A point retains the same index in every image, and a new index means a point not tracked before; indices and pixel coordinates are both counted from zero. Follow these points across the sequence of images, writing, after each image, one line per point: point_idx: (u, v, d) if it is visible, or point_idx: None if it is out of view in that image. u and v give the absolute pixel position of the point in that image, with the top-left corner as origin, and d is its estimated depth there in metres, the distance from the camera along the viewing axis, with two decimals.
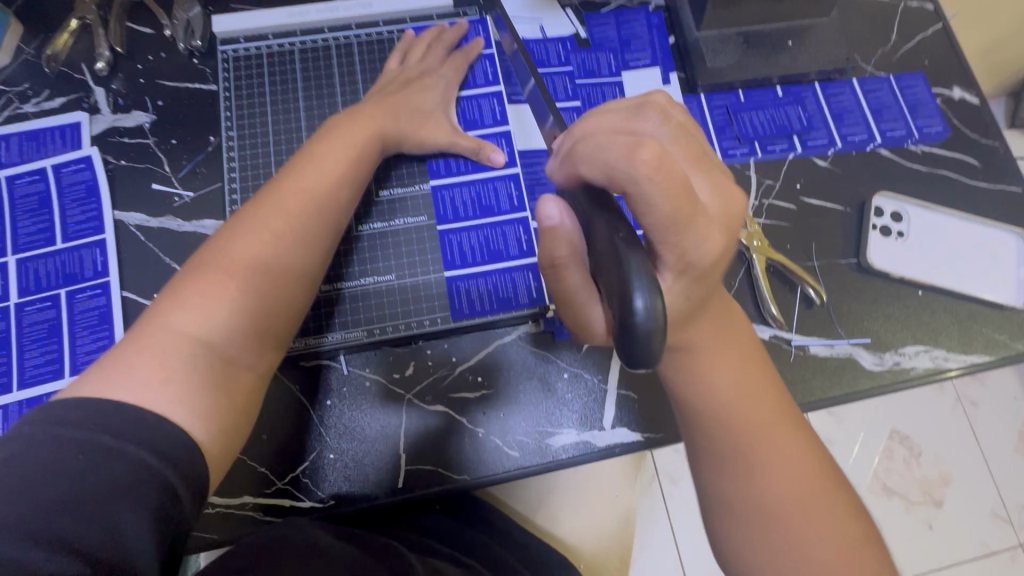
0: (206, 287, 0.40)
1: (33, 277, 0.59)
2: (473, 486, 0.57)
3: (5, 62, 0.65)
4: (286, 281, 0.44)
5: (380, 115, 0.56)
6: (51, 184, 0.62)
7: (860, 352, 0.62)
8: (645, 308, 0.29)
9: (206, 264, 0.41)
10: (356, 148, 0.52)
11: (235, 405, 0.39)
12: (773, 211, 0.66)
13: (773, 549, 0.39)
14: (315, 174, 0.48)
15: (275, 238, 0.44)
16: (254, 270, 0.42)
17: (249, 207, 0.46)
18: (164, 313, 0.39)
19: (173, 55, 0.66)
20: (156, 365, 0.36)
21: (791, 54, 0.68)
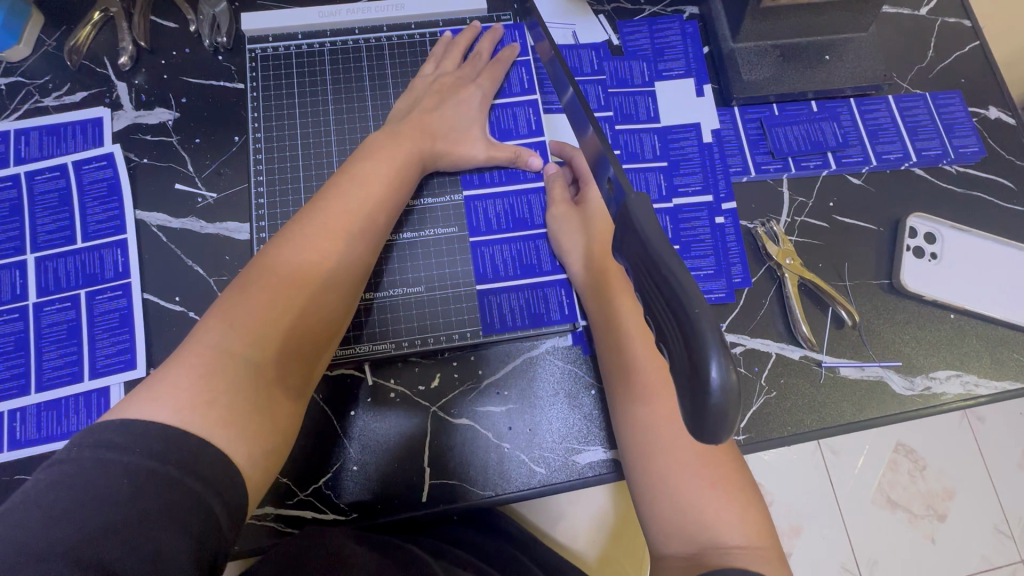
0: (252, 307, 0.43)
1: (53, 277, 0.57)
2: (495, 502, 0.56)
3: (26, 54, 0.63)
4: (321, 306, 0.47)
5: (417, 139, 0.57)
6: (71, 180, 0.60)
7: (891, 375, 0.61)
8: (722, 381, 0.24)
9: (252, 283, 0.45)
10: (391, 174, 0.54)
11: (270, 429, 0.41)
12: (805, 228, 0.65)
13: (687, 520, 0.42)
14: (350, 201, 0.50)
15: (312, 264, 0.47)
16: (295, 296, 0.45)
17: (289, 231, 0.48)
18: (212, 331, 0.42)
19: (198, 51, 0.64)
20: (202, 389, 0.38)
21: (828, 69, 0.67)
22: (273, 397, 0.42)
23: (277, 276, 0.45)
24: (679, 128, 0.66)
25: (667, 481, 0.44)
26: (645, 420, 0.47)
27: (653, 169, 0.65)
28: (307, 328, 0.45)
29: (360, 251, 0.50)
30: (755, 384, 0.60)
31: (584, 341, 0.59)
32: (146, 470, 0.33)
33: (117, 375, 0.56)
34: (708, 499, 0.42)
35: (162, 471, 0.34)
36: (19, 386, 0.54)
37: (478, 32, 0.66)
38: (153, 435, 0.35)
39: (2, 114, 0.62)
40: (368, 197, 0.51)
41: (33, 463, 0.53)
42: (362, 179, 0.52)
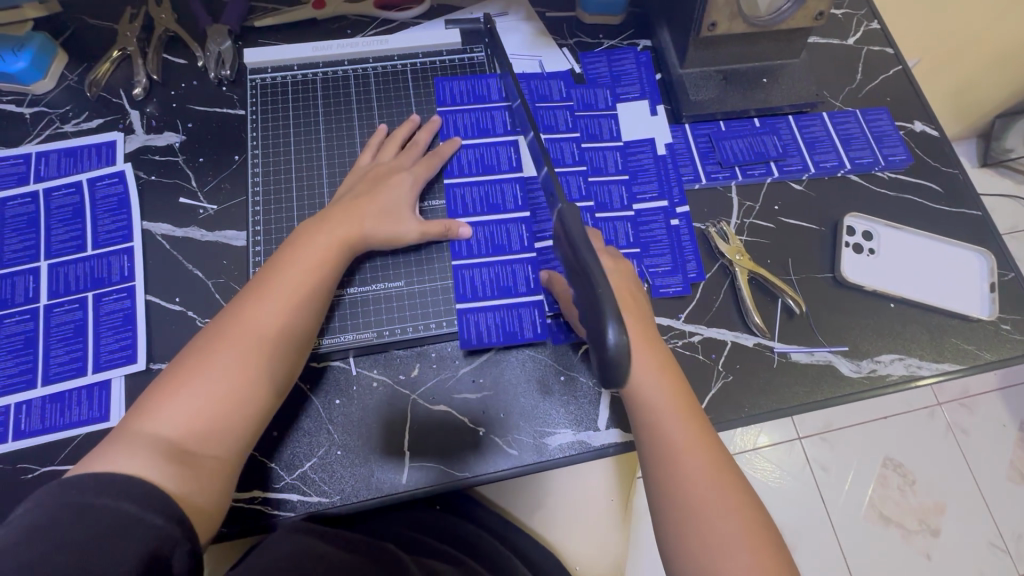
0: (186, 372, 0.49)
1: (64, 281, 0.63)
2: (474, 483, 0.59)
3: (50, 87, 0.71)
4: (246, 365, 0.50)
5: (362, 217, 0.61)
6: (85, 195, 0.66)
7: (839, 359, 0.66)
8: (614, 337, 0.39)
9: (193, 352, 0.51)
10: (325, 249, 0.58)
11: (193, 481, 0.45)
12: (753, 229, 0.71)
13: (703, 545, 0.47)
14: (280, 281, 0.55)
15: (238, 341, 0.51)
16: (222, 354, 0.50)
17: (233, 305, 0.54)
18: (154, 400, 0.48)
19: (205, 84, 0.73)
20: (121, 460, 0.43)
21: (766, 90, 0.75)
22: (195, 460, 0.46)
23: (212, 342, 0.51)
24: (636, 143, 0.74)
25: (703, 551, 0.47)
26: (670, 465, 0.50)
27: (615, 180, 0.72)
28: (230, 398, 0.49)
29: (288, 325, 0.54)
30: (713, 370, 0.64)
31: (554, 332, 0.64)
32: (78, 505, 0.38)
33: (117, 370, 0.60)
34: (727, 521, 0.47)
35: (96, 502, 0.39)
36: (27, 380, 0.59)
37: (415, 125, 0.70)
38: (95, 480, 0.40)
39: (25, 139, 0.69)
40: (299, 275, 0.56)
41: (35, 451, 0.56)
42: (297, 259, 0.57)
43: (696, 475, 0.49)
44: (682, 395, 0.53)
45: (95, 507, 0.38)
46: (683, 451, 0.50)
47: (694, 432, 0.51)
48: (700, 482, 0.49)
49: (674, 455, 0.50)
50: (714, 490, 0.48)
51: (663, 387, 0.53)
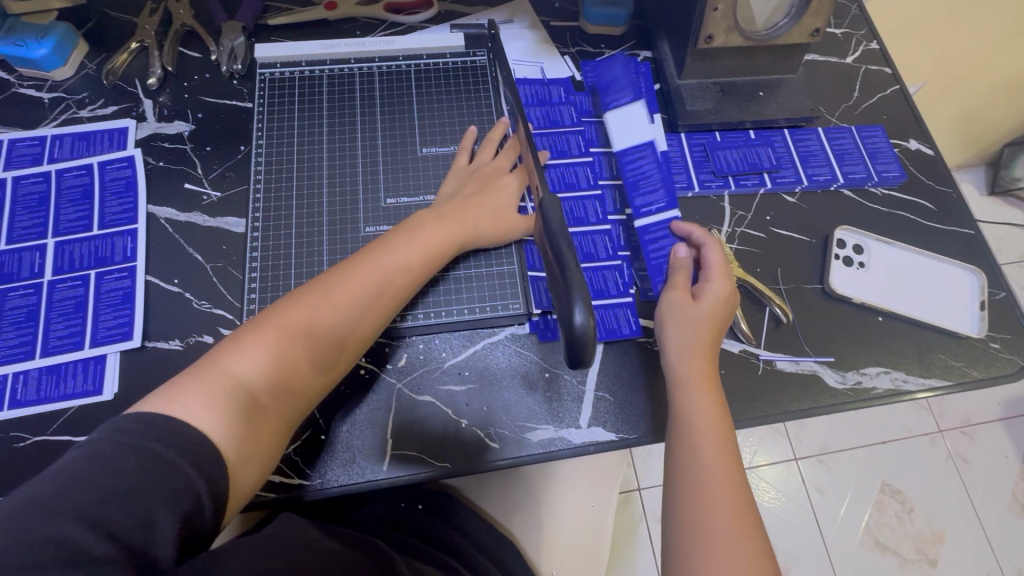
0: (264, 340, 0.52)
1: (68, 258, 0.65)
2: (454, 473, 0.60)
3: (69, 74, 0.74)
4: (318, 350, 0.54)
5: (467, 217, 0.63)
6: (95, 177, 0.69)
7: (824, 369, 0.66)
8: (581, 321, 0.43)
9: (272, 319, 0.53)
10: (430, 248, 0.60)
11: (252, 442, 0.49)
12: (744, 238, 0.72)
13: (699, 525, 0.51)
14: (379, 277, 0.57)
15: (327, 325, 0.54)
16: (304, 333, 0.53)
17: (316, 282, 0.57)
18: (227, 357, 0.51)
19: (217, 77, 0.76)
20: (204, 397, 0.47)
21: (762, 103, 0.77)
22: (258, 417, 0.50)
23: (295, 317, 0.53)
24: (632, 150, 0.73)
25: (696, 530, 0.51)
26: (694, 476, 0.53)
27: (610, 186, 0.73)
28: (290, 371, 0.52)
29: (374, 319, 0.57)
30: None
31: (540, 329, 0.65)
32: (149, 452, 0.41)
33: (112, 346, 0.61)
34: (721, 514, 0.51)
35: (160, 453, 0.42)
36: (27, 351, 0.60)
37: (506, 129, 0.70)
38: (159, 427, 0.43)
39: (42, 122, 0.72)
40: (396, 271, 0.58)
41: (29, 420, 0.58)
42: (399, 253, 0.59)
43: (710, 464, 0.54)
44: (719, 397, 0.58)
45: (159, 457, 0.41)
46: (707, 442, 0.55)
47: (723, 452, 0.55)
48: (719, 504, 0.52)
49: (698, 472, 0.54)
50: (726, 514, 0.51)
51: (706, 409, 0.57)
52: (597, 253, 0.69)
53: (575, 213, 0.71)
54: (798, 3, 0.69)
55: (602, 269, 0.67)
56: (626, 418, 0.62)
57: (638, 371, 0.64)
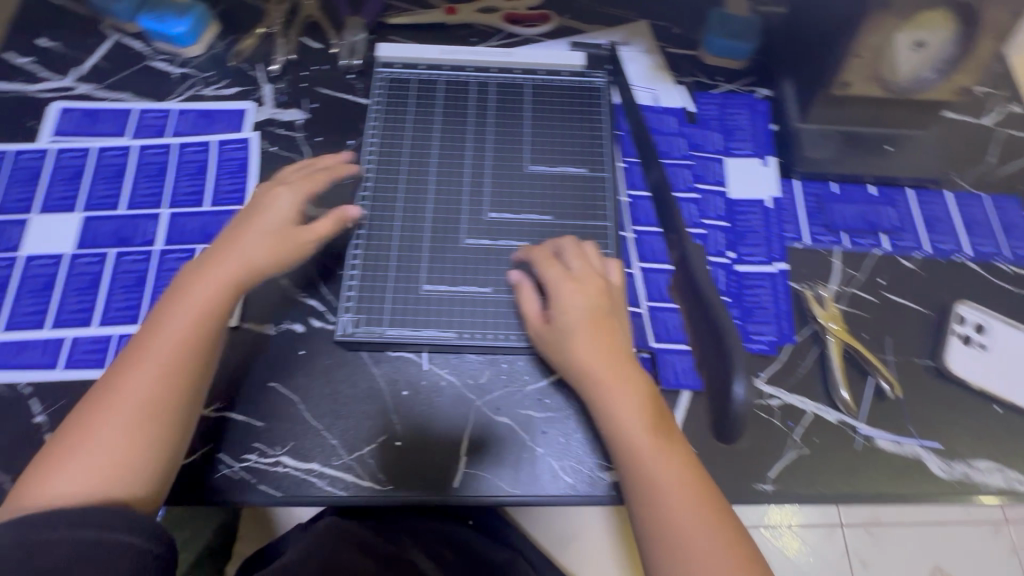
0: (86, 423, 0.49)
1: (179, 230, 0.67)
2: (524, 502, 0.58)
3: (199, 52, 0.77)
4: (114, 434, 0.49)
5: (213, 275, 0.55)
6: (211, 155, 0.71)
7: (929, 455, 0.61)
8: (742, 392, 0.51)
9: (96, 405, 0.50)
10: (199, 313, 0.54)
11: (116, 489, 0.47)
12: (852, 299, 0.68)
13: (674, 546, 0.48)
14: (154, 341, 0.52)
15: (129, 388, 0.50)
16: (77, 417, 0.50)
17: (124, 357, 0.52)
18: (57, 464, 0.48)
19: (335, 69, 0.77)
20: (47, 490, 0.46)
21: (889, 158, 0.72)
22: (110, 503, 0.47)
23: (96, 398, 0.50)
24: (745, 202, 0.71)
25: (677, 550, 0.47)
26: (653, 493, 0.49)
27: (715, 227, 0.70)
28: (125, 465, 0.48)
29: (163, 390, 0.51)
30: (788, 438, 0.61)
31: None
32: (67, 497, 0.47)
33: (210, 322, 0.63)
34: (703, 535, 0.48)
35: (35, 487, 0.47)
36: (132, 315, 0.63)
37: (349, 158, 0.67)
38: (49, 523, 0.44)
39: (169, 95, 0.75)
40: (167, 336, 0.52)
41: None
42: (171, 314, 0.53)
43: (654, 474, 0.50)
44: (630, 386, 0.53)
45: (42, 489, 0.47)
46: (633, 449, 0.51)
47: (674, 459, 0.51)
48: (664, 495, 0.49)
49: (635, 453, 0.51)
50: (710, 514, 0.49)
51: (628, 396, 0.52)
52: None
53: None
54: (950, 57, 0.64)
55: None
56: (708, 473, 0.59)
57: None
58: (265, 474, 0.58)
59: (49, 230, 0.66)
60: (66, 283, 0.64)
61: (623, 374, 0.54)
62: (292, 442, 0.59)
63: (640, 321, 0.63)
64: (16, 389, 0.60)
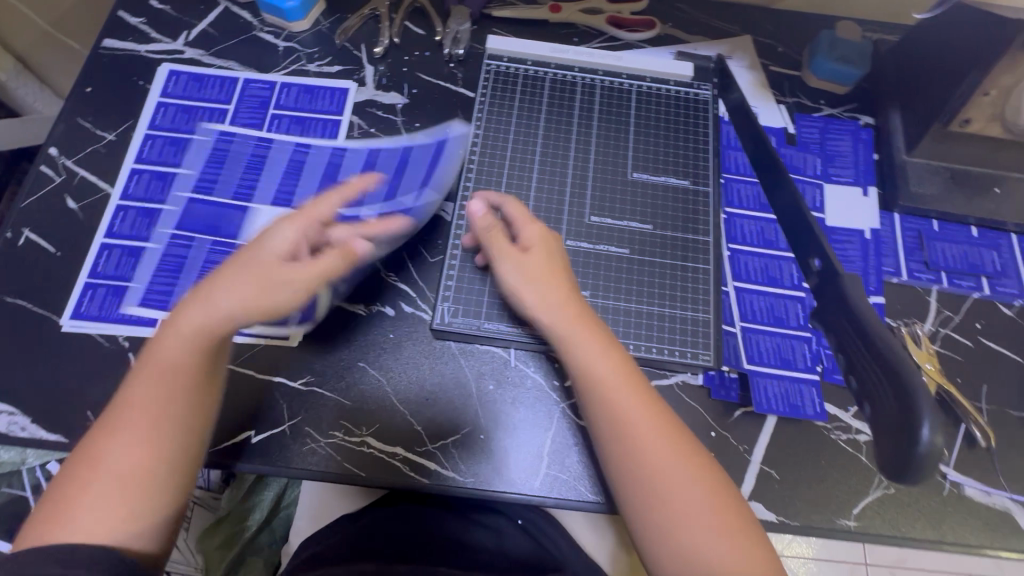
0: (88, 479, 0.45)
1: (276, 202, 0.68)
2: (603, 510, 0.57)
3: (305, 28, 0.78)
4: (138, 472, 0.45)
5: (241, 287, 0.48)
6: (331, 140, 0.71)
7: (1018, 510, 0.59)
8: (929, 438, 0.39)
9: (106, 447, 0.46)
10: (198, 336, 0.48)
11: (147, 537, 0.45)
12: (947, 341, 0.66)
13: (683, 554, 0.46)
14: (151, 385, 0.47)
15: (124, 449, 0.45)
16: (91, 456, 0.46)
17: (120, 411, 0.47)
18: (71, 505, 0.44)
19: (436, 57, 0.77)
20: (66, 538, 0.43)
21: (996, 201, 0.70)
22: (135, 535, 0.45)
23: (87, 457, 0.46)
24: (843, 231, 0.70)
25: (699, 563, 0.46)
26: (656, 498, 0.48)
27: None
28: (140, 496, 0.45)
29: (177, 414, 0.47)
30: (873, 476, 0.60)
31: (714, 384, 0.61)
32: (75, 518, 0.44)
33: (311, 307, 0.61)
34: (715, 544, 0.46)
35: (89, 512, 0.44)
36: None
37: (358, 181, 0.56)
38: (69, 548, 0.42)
39: (273, 68, 0.76)
40: (175, 365, 0.48)
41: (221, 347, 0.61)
42: (182, 333, 0.48)
43: (659, 466, 0.48)
44: (633, 378, 0.52)
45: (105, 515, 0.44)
46: (638, 442, 0.49)
47: (672, 458, 0.49)
48: (684, 504, 0.47)
49: (625, 449, 0.49)
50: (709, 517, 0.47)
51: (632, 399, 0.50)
52: (789, 319, 0.64)
53: (769, 272, 0.66)
54: None
55: (793, 339, 0.63)
56: (790, 502, 0.58)
57: (810, 456, 0.60)
58: (349, 451, 0.58)
59: (153, 190, 0.67)
60: (162, 251, 0.64)
61: (625, 371, 0.51)
62: (377, 423, 0.59)
63: (733, 341, 0.63)
64: (116, 343, 0.61)
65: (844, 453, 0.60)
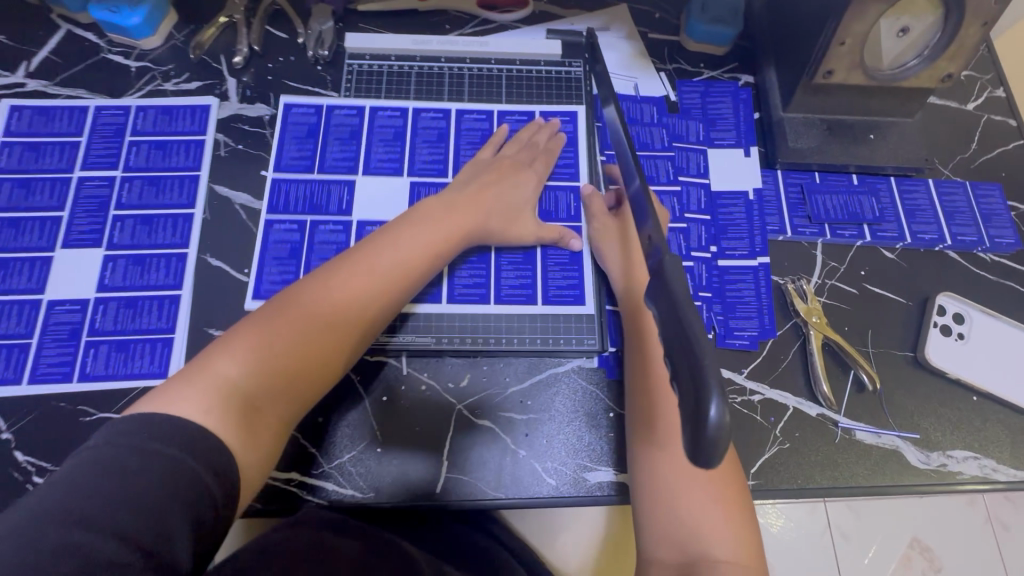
0: (246, 349, 0.49)
1: (142, 235, 0.65)
2: (507, 506, 0.58)
3: (157, 44, 0.73)
4: (328, 343, 0.52)
5: (479, 210, 0.63)
6: (321, 118, 0.70)
7: (908, 446, 0.62)
8: None
9: (261, 327, 0.51)
10: (425, 253, 0.59)
11: (252, 444, 0.46)
12: (834, 292, 0.67)
13: (672, 525, 0.50)
14: (303, 316, 0.52)
15: (303, 317, 0.52)
16: (319, 316, 0.53)
17: (336, 266, 0.56)
18: (214, 362, 0.48)
19: (302, 60, 0.74)
20: (200, 404, 0.45)
21: (872, 146, 0.71)
22: (256, 421, 0.47)
23: (306, 305, 0.53)
24: (728, 195, 0.70)
25: (689, 533, 0.49)
26: (651, 479, 0.52)
27: (696, 221, 0.69)
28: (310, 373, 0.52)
29: (346, 319, 0.54)
30: (769, 434, 0.61)
31: (609, 365, 0.62)
32: (153, 450, 0.40)
33: (440, 294, 0.64)
34: (710, 515, 0.49)
35: (153, 446, 0.40)
36: (96, 327, 0.61)
37: (537, 124, 0.72)
38: (162, 425, 0.42)
39: (127, 91, 0.71)
40: (371, 278, 0.56)
41: (96, 396, 0.58)
42: (390, 257, 0.57)
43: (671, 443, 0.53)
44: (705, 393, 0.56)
45: (165, 455, 0.40)
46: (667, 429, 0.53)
47: None
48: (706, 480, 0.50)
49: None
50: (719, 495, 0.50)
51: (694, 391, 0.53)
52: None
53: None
54: (935, 43, 0.62)
55: None
56: None
57: None
58: None
59: (6, 238, 0.63)
60: (264, 250, 0.65)
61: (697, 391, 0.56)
62: None
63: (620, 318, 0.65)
64: None
65: (739, 414, 0.62)
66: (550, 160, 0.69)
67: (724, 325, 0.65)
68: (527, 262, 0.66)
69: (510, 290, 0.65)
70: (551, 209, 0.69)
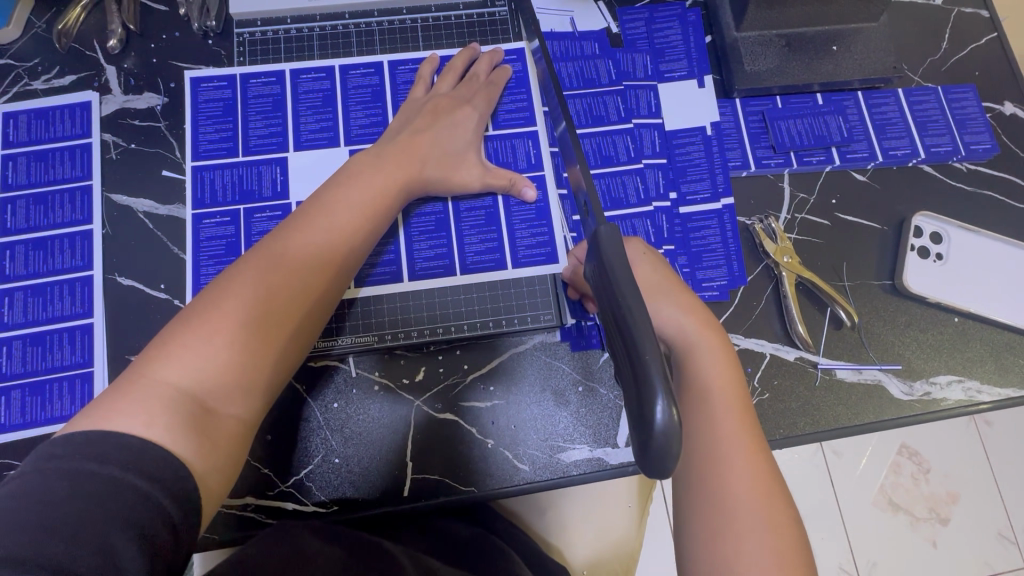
0: (194, 339, 0.38)
1: (38, 262, 0.57)
2: (482, 498, 0.55)
3: (16, 36, 0.63)
4: (299, 316, 0.42)
5: (425, 153, 0.55)
6: (237, 92, 0.62)
7: (890, 379, 0.59)
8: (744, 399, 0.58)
9: (208, 311, 0.39)
10: (376, 203, 0.50)
11: (213, 454, 0.35)
12: (805, 226, 0.63)
13: (717, 542, 0.38)
14: (264, 287, 0.41)
15: (260, 290, 0.41)
16: (282, 285, 0.42)
17: (290, 226, 0.45)
18: (154, 365, 0.36)
19: (188, 35, 0.64)
20: (139, 415, 0.34)
21: (835, 60, 0.65)
22: (218, 428, 0.36)
23: (266, 273, 0.42)
24: (684, 132, 0.64)
25: (731, 552, 0.38)
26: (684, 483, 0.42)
27: (652, 166, 0.63)
28: (279, 358, 0.41)
29: (296, 289, 0.43)
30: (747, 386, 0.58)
31: (573, 338, 0.58)
32: (87, 472, 0.30)
33: (399, 270, 0.59)
34: (754, 530, 0.38)
35: (96, 468, 0.30)
36: (3, 372, 0.55)
37: (478, 54, 0.63)
38: (95, 441, 0.31)
39: None
40: (311, 239, 0.45)
41: (18, 446, 0.53)
42: (329, 213, 0.47)
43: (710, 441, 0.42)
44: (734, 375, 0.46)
45: (104, 475, 0.30)
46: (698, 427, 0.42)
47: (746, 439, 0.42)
48: (729, 468, 0.41)
49: (712, 414, 0.43)
50: (755, 490, 0.40)
51: (710, 368, 0.45)
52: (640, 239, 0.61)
53: (613, 193, 0.62)
54: None
55: None
56: None
57: None
58: None
59: None
60: (196, 249, 0.58)
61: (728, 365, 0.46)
62: None
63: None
64: None
65: None
66: (493, 95, 0.61)
67: (691, 276, 0.60)
68: (490, 223, 0.60)
69: (476, 257, 0.60)
70: (508, 159, 0.62)
